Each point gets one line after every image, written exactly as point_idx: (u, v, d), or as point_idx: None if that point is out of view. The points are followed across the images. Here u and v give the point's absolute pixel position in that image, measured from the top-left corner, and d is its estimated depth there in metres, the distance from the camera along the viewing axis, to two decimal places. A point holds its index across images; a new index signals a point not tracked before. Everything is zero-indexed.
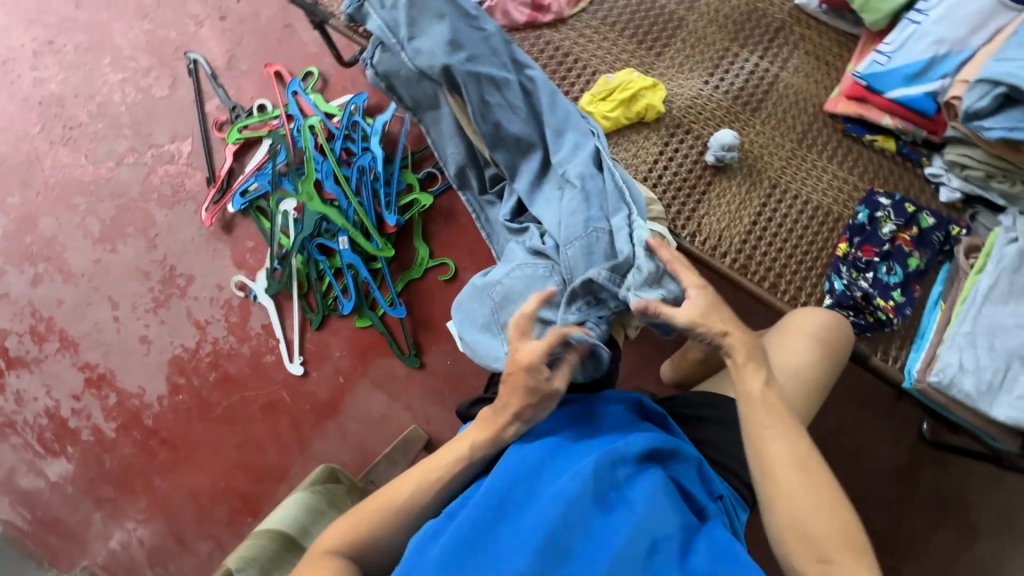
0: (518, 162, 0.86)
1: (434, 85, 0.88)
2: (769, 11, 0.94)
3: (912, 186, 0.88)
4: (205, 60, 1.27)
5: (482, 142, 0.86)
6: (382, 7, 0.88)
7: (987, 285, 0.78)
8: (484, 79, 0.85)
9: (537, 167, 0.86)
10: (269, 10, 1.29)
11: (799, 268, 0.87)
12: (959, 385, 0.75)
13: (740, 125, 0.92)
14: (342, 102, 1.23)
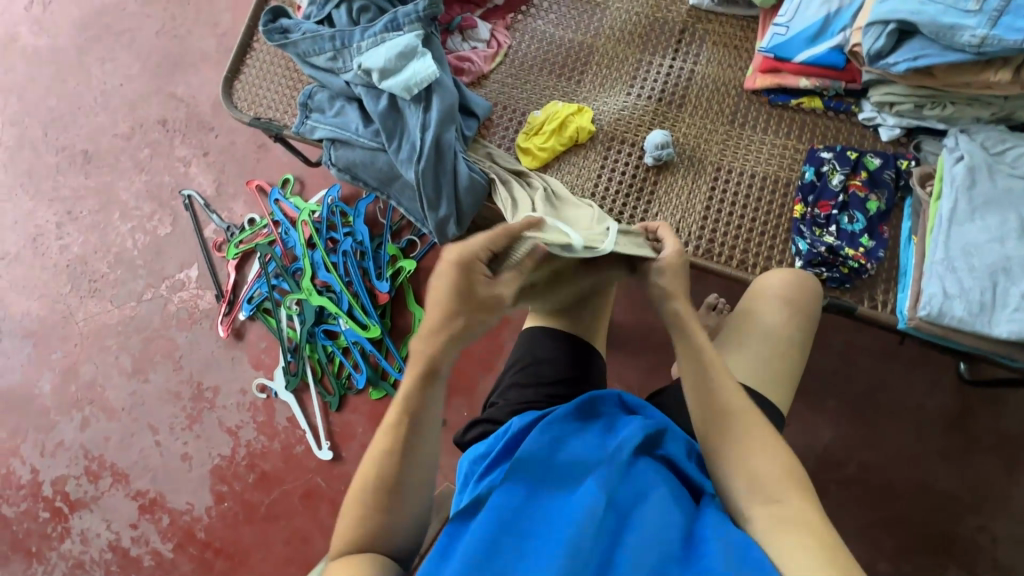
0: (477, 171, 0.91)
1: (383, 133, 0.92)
2: (669, 14, 1.00)
3: (852, 135, 0.89)
4: (197, 194, 1.42)
5: (441, 161, 0.90)
6: (328, 115, 0.96)
7: (950, 207, 0.76)
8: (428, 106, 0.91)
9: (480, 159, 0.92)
10: (243, 137, 1.44)
11: (763, 240, 0.88)
12: (951, 313, 0.73)
13: (669, 123, 0.96)
14: (320, 199, 1.34)
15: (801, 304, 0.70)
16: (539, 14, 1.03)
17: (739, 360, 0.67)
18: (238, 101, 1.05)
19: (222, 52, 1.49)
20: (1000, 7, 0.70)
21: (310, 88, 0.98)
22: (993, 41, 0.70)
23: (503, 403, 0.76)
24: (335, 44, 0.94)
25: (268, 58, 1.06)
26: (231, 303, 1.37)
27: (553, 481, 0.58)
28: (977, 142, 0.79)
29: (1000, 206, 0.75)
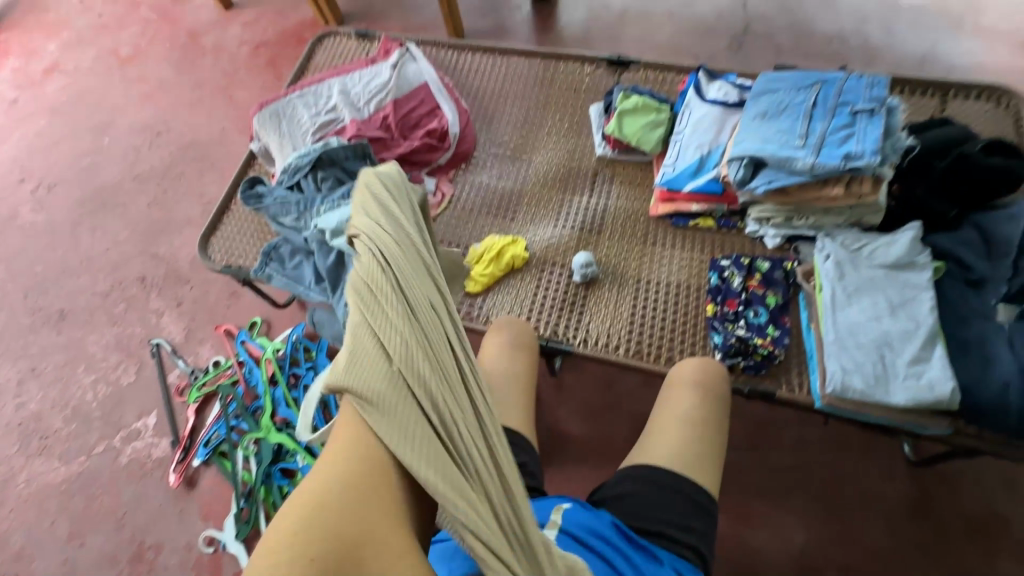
0: None
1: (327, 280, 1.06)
2: (582, 162, 1.22)
3: (744, 245, 1.05)
4: (166, 342, 1.48)
5: None
6: (287, 267, 1.10)
7: (830, 295, 0.88)
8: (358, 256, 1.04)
9: None
10: (216, 286, 1.55)
11: (684, 339, 0.98)
12: (854, 388, 0.80)
13: (592, 247, 1.11)
14: (284, 337, 1.41)
15: (711, 384, 0.82)
16: (477, 169, 1.25)
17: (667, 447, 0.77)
18: (213, 252, 1.19)
19: (204, 216, 1.67)
20: (818, 142, 0.90)
21: (275, 241, 1.12)
22: (820, 165, 0.89)
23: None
24: (299, 208, 1.11)
25: (242, 217, 1.22)
26: (188, 450, 1.34)
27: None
28: (841, 243, 0.94)
29: (871, 291, 0.87)
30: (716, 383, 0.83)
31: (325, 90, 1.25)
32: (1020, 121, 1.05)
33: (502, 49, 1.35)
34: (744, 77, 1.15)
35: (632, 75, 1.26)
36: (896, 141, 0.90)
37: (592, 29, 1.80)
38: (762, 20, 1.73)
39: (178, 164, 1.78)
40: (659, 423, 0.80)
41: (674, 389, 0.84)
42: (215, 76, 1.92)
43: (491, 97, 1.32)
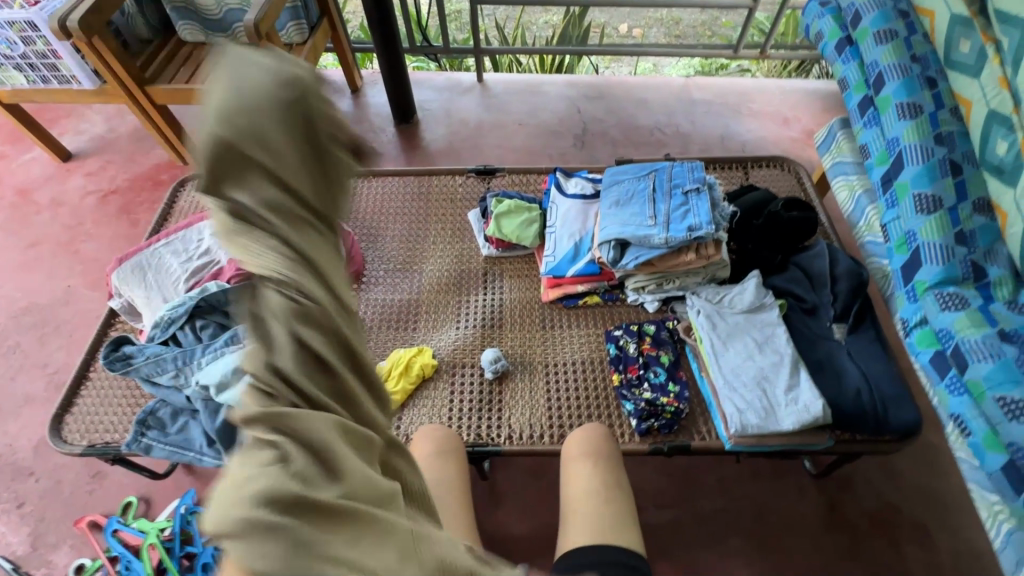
0: None
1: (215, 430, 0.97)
2: (471, 264, 1.29)
3: (630, 314, 1.16)
4: (3, 559, 1.18)
5: None
6: (169, 433, 0.99)
7: (710, 344, 1.00)
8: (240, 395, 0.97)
9: None
10: (72, 470, 1.30)
11: (600, 413, 1.03)
12: (750, 423, 0.90)
13: (497, 341, 1.16)
14: (169, 512, 1.21)
15: (596, 448, 0.88)
16: (369, 287, 1.25)
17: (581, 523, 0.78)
18: (68, 434, 1.01)
19: (52, 390, 1.43)
20: (665, 220, 1.07)
21: (152, 406, 1.01)
22: (672, 238, 1.04)
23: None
24: (177, 364, 1.01)
25: (105, 384, 1.07)
26: None
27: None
28: (705, 298, 1.08)
29: (739, 335, 1.01)
30: (602, 445, 0.89)
31: (194, 234, 1.20)
32: (801, 180, 1.34)
33: (376, 171, 1.43)
34: (593, 172, 1.34)
35: (500, 180, 1.40)
36: (722, 210, 1.10)
37: (454, 142, 1.98)
38: (596, 121, 2.04)
39: (10, 335, 1.53)
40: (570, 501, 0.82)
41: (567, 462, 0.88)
42: (54, 231, 1.74)
43: (373, 216, 1.37)
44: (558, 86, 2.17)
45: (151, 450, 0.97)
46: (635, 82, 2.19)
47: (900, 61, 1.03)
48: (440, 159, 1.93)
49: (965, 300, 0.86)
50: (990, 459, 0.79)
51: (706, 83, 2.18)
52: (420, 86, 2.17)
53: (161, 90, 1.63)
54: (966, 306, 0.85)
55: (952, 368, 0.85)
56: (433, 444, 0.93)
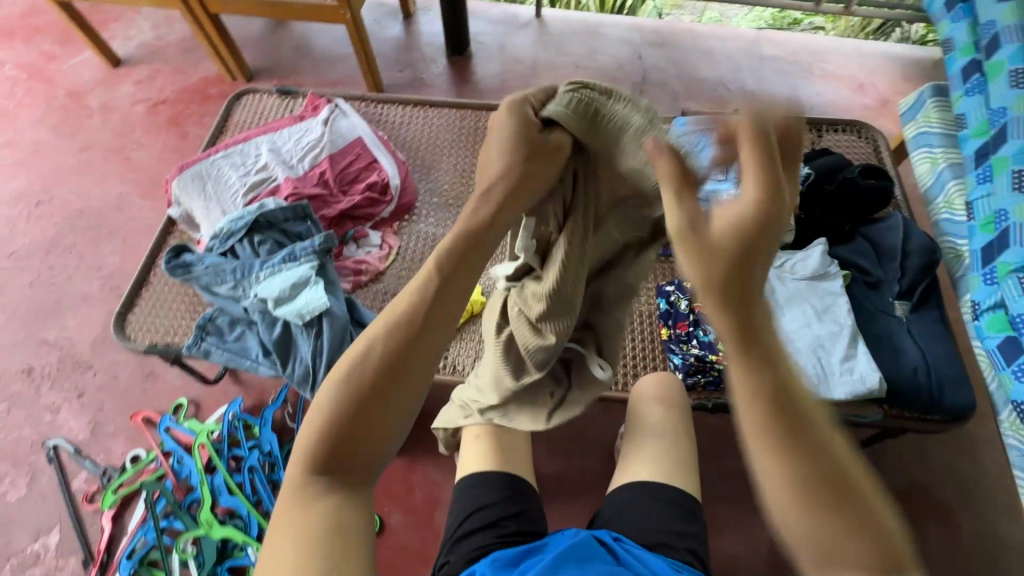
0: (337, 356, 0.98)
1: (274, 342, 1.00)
2: None
3: (683, 270, 1.14)
4: (65, 441, 1.27)
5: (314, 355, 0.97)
6: (227, 341, 1.02)
7: None
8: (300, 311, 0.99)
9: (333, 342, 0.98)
10: (126, 368, 1.37)
11: (645, 364, 1.04)
12: (801, 388, 0.90)
13: None
14: (218, 416, 1.27)
15: (668, 394, 0.89)
16: (421, 219, 1.24)
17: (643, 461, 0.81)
18: (131, 332, 1.06)
19: (106, 291, 1.48)
20: None
21: (209, 313, 1.04)
22: None
23: (457, 557, 0.75)
24: (235, 275, 1.03)
25: (164, 289, 1.10)
26: (104, 565, 1.15)
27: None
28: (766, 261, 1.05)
29: (798, 301, 0.99)
30: (675, 392, 0.91)
31: (253, 149, 1.21)
32: (877, 148, 1.27)
33: (431, 101, 1.39)
34: None
35: None
36: None
37: (507, 80, 1.91)
38: (657, 69, 1.94)
39: (66, 237, 1.57)
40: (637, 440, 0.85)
41: (639, 402, 0.90)
42: (105, 138, 1.75)
43: (426, 147, 1.34)
44: (619, 29, 2.05)
45: (208, 355, 1.00)
46: (702, 31, 2.05)
47: (1020, 21, 0.94)
48: (492, 96, 1.87)
49: None
50: None
51: (778, 37, 2.04)
52: (475, 17, 2.06)
53: None
54: None
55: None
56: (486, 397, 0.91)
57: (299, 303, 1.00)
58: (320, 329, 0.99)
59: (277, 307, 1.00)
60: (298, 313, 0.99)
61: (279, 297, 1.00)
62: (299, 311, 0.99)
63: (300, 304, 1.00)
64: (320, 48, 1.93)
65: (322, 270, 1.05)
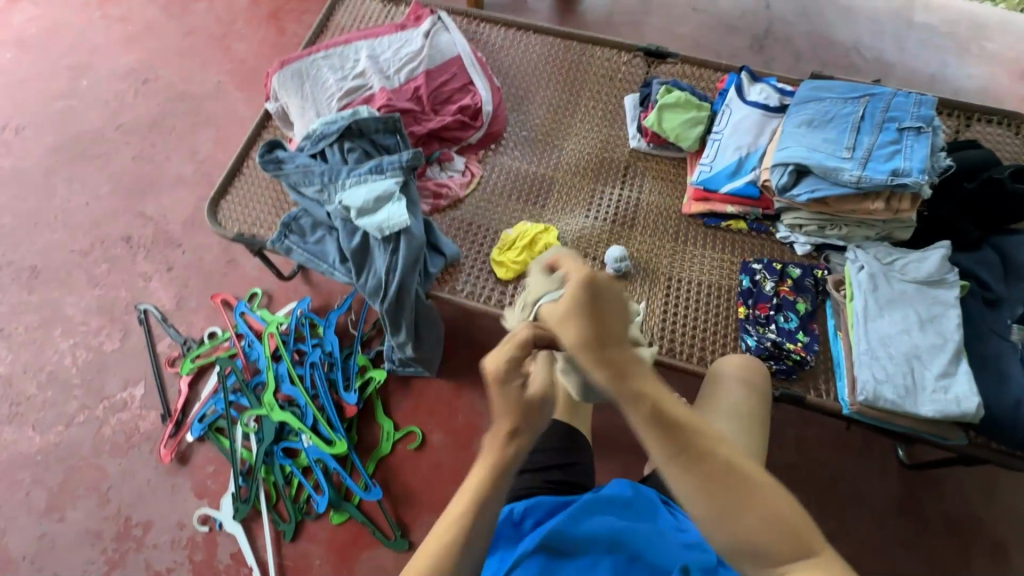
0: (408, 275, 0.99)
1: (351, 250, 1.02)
2: (614, 154, 1.19)
3: (774, 251, 1.06)
4: (154, 308, 1.39)
5: (388, 270, 0.99)
6: (307, 241, 1.06)
7: (863, 306, 0.91)
8: (379, 224, 1.00)
9: (407, 261, 0.99)
10: (211, 251, 1.46)
11: (715, 339, 1.00)
12: (884, 396, 0.84)
13: (624, 241, 1.10)
14: (288, 311, 1.35)
15: (753, 381, 0.86)
16: (507, 151, 1.20)
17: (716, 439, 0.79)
18: (222, 217, 1.11)
19: (199, 175, 1.56)
20: (865, 156, 0.92)
21: (294, 212, 1.07)
22: (867, 178, 0.91)
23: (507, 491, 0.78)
24: (323, 179, 1.05)
25: (255, 182, 1.14)
26: (179, 422, 1.29)
27: (571, 560, 0.64)
28: (873, 255, 0.96)
29: (901, 305, 0.90)
30: (760, 377, 0.88)
31: (352, 53, 1.19)
32: None
33: (536, 27, 1.31)
34: (783, 82, 1.15)
35: (671, 68, 1.24)
36: (937, 161, 0.93)
37: (614, 14, 1.77)
38: (784, 23, 1.73)
39: (167, 117, 1.64)
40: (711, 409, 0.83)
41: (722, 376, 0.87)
42: (209, 23, 1.77)
43: (523, 77, 1.27)
44: None
45: (290, 253, 1.05)
46: None
47: None
48: (595, 30, 1.74)
49: None
50: None
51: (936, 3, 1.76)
52: None
53: None
54: None
55: None
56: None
57: (379, 216, 1.00)
58: (395, 246, 1.00)
59: (358, 217, 1.01)
60: (377, 226, 1.00)
61: (361, 208, 1.01)
62: (378, 224, 1.00)
63: (379, 217, 1.00)
64: None
65: (405, 186, 1.04)
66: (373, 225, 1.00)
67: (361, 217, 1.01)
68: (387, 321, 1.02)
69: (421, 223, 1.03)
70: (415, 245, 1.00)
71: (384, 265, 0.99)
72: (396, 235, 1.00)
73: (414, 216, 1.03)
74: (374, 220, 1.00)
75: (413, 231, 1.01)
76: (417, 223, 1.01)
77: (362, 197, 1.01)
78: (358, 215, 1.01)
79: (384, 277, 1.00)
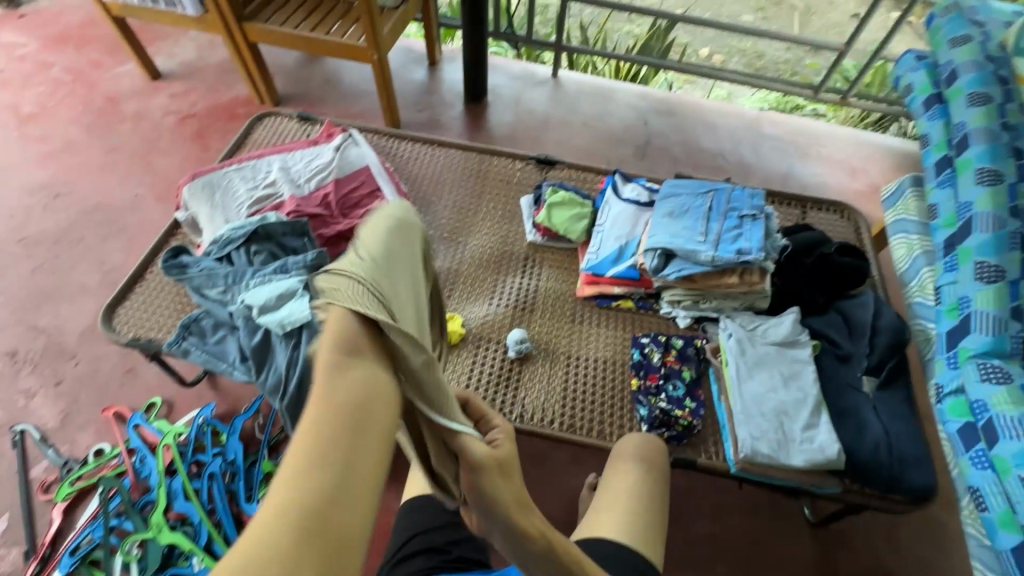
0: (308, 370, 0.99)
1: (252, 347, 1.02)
2: (514, 246, 1.30)
3: (660, 325, 1.17)
4: (34, 428, 1.28)
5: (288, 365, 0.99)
6: (206, 343, 1.05)
7: (735, 369, 1.00)
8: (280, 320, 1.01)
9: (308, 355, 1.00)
10: (108, 361, 1.39)
11: (612, 412, 1.05)
12: (760, 451, 0.90)
13: (525, 324, 1.18)
14: (188, 419, 1.28)
15: (648, 460, 0.90)
16: None
17: (616, 523, 0.83)
18: (117, 324, 1.09)
19: (104, 285, 1.52)
20: (716, 239, 1.08)
21: (196, 314, 1.07)
22: (719, 257, 1.05)
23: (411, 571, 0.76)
24: (227, 280, 1.07)
25: (156, 287, 1.14)
26: (46, 559, 1.13)
27: None
28: (740, 323, 1.08)
29: (766, 366, 1.01)
30: (658, 454, 0.93)
31: (264, 166, 1.28)
32: (858, 230, 1.32)
33: (440, 141, 1.47)
34: (651, 181, 1.34)
35: (559, 173, 1.42)
36: (774, 241, 1.10)
37: (518, 130, 2.02)
38: (660, 135, 2.04)
39: (77, 229, 1.63)
40: (609, 496, 0.88)
41: (619, 461, 0.91)
42: (132, 142, 1.85)
43: (429, 183, 1.40)
44: (629, 95, 2.17)
45: (187, 355, 1.03)
46: (707, 105, 2.16)
47: (989, 125, 1.01)
48: (502, 143, 1.97)
49: (1008, 374, 0.84)
50: (1002, 539, 0.78)
51: (778, 118, 2.15)
52: (496, 71, 2.20)
53: (257, 27, 1.73)
54: (1008, 381, 0.83)
55: (981, 441, 0.84)
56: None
57: (281, 313, 1.03)
58: (296, 341, 1.01)
59: (260, 314, 1.03)
60: (279, 323, 1.01)
61: (263, 306, 1.03)
62: (279, 321, 1.02)
63: (281, 314, 1.02)
64: (347, 83, 2.05)
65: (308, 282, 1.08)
66: (274, 323, 1.01)
67: (263, 315, 1.03)
68: (286, 419, 1.00)
69: None
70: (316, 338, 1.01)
71: (285, 360, 1.00)
72: (298, 330, 1.02)
73: None
74: (275, 317, 1.02)
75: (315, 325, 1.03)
76: None
77: (265, 296, 1.04)
78: (261, 313, 1.03)
79: (284, 373, 0.99)
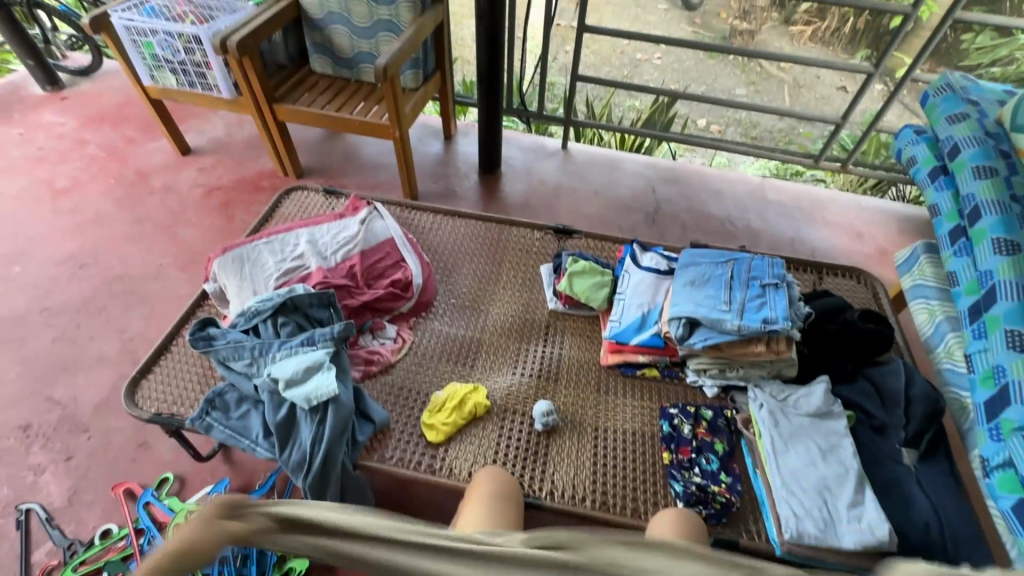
0: (335, 447, 0.98)
1: (275, 421, 1.00)
2: (535, 314, 1.31)
3: (687, 394, 1.15)
4: (40, 506, 1.23)
5: (312, 442, 0.98)
6: (229, 418, 1.03)
7: (770, 442, 0.98)
8: (306, 395, 1.01)
9: (332, 432, 0.98)
10: (122, 433, 1.36)
11: (645, 488, 1.01)
12: (806, 533, 0.87)
13: (550, 395, 1.16)
14: (200, 496, 1.23)
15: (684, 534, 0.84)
16: (437, 318, 1.29)
17: None
18: (140, 398, 1.08)
19: (122, 354, 1.52)
20: (740, 308, 1.09)
21: (220, 387, 1.06)
22: (745, 326, 1.05)
23: None
24: (253, 352, 1.07)
25: (181, 359, 1.14)
26: None
27: None
28: (769, 392, 1.06)
29: (802, 438, 0.98)
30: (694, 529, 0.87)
31: (293, 238, 1.32)
32: (877, 295, 1.33)
33: (460, 212, 1.52)
34: (668, 250, 1.37)
35: (577, 242, 1.45)
36: (797, 309, 1.11)
37: (531, 199, 2.09)
38: (668, 202, 2.11)
39: (99, 298, 1.65)
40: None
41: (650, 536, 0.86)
42: (159, 213, 1.91)
43: (450, 253, 1.44)
44: (636, 164, 2.27)
45: (210, 431, 1.02)
46: (711, 173, 2.25)
47: (998, 197, 1.04)
48: (516, 211, 2.04)
49: None
50: None
51: (781, 184, 2.23)
52: (509, 144, 2.31)
53: (285, 108, 1.83)
54: None
55: None
56: (484, 475, 0.93)
57: (306, 388, 1.02)
58: (322, 417, 1.00)
59: (286, 388, 1.02)
60: (305, 399, 1.01)
61: (290, 379, 1.02)
62: (306, 396, 1.01)
63: (308, 388, 1.02)
64: (367, 156, 2.15)
65: (335, 356, 1.09)
66: (300, 398, 1.00)
67: (287, 388, 1.02)
68: (308, 499, 0.97)
69: (351, 392, 1.05)
70: (342, 413, 1.00)
71: (310, 437, 0.98)
72: (324, 405, 1.01)
73: (345, 385, 1.06)
74: (301, 391, 1.01)
75: (342, 401, 1.02)
76: (347, 393, 1.04)
77: (291, 370, 1.04)
78: (286, 387, 1.02)
79: (308, 450, 0.97)
